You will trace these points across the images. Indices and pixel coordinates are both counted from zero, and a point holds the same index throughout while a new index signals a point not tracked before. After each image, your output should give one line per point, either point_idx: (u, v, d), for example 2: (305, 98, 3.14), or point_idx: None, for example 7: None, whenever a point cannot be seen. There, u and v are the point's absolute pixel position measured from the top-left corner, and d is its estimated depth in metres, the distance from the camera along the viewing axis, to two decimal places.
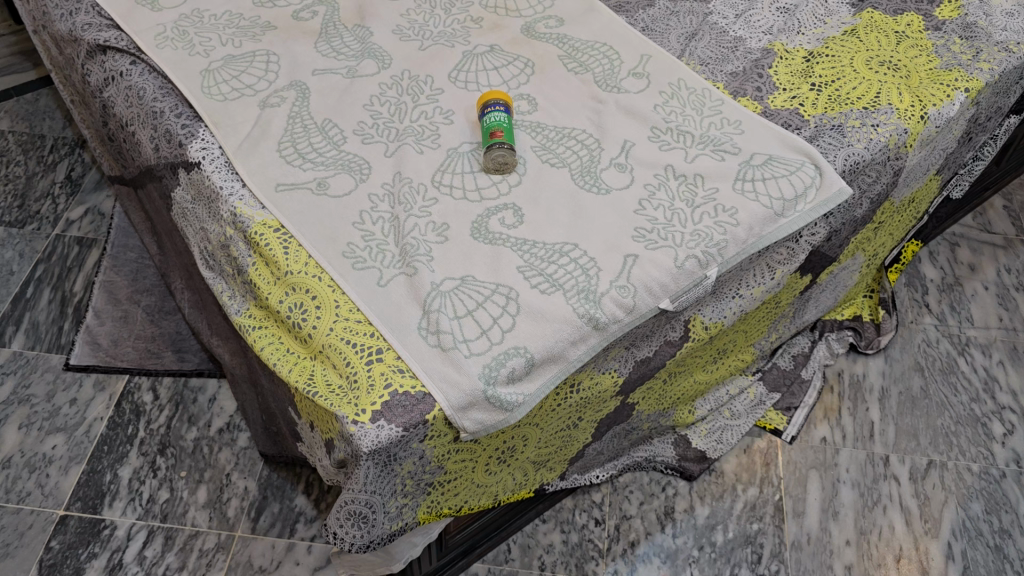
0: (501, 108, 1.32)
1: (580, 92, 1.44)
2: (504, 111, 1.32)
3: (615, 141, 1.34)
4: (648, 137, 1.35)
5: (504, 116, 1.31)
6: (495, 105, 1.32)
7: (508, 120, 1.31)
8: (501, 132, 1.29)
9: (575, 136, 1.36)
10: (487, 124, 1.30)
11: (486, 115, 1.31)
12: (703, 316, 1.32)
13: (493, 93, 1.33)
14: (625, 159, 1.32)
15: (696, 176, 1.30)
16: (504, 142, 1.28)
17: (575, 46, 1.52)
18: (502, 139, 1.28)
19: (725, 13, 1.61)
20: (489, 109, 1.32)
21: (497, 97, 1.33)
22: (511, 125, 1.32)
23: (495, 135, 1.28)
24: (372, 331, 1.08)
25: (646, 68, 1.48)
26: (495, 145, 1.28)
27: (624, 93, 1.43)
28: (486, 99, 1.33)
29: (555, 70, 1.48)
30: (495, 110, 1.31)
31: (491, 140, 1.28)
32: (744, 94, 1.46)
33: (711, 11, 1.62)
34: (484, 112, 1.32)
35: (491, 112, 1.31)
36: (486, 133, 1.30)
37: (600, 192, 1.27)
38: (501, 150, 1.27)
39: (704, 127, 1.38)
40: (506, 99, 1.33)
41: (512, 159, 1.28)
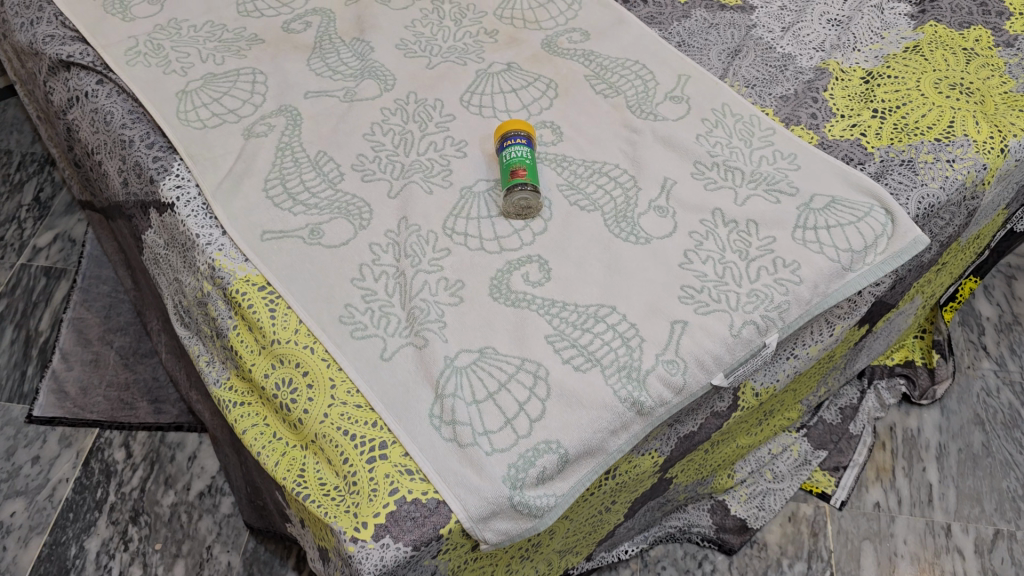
0: (522, 141, 1.14)
1: (611, 119, 1.26)
2: (526, 145, 1.14)
3: (654, 178, 1.17)
4: (692, 174, 1.18)
5: (527, 150, 1.13)
6: (515, 137, 1.14)
7: (531, 155, 1.13)
8: (523, 170, 1.10)
9: (607, 173, 1.18)
10: (507, 161, 1.12)
11: (506, 149, 1.13)
12: (754, 382, 1.15)
13: (513, 123, 1.15)
14: (666, 201, 1.14)
15: (749, 222, 1.12)
16: (527, 182, 1.09)
17: (603, 64, 1.34)
18: (526, 179, 1.10)
19: (770, 26, 1.44)
20: (508, 142, 1.14)
21: (518, 128, 1.15)
22: (534, 160, 1.14)
23: (516, 173, 1.10)
24: (374, 419, 0.91)
25: (685, 91, 1.30)
26: (517, 187, 1.09)
27: (661, 120, 1.25)
28: (504, 130, 1.15)
29: (582, 93, 1.30)
30: (516, 144, 1.13)
31: (512, 180, 1.09)
32: (797, 122, 1.28)
33: (755, 23, 1.44)
34: (503, 145, 1.14)
35: (511, 146, 1.13)
36: (505, 171, 1.12)
37: (639, 242, 1.09)
38: (524, 193, 1.09)
39: (754, 162, 1.21)
40: (527, 130, 1.15)
41: (537, 202, 1.10)
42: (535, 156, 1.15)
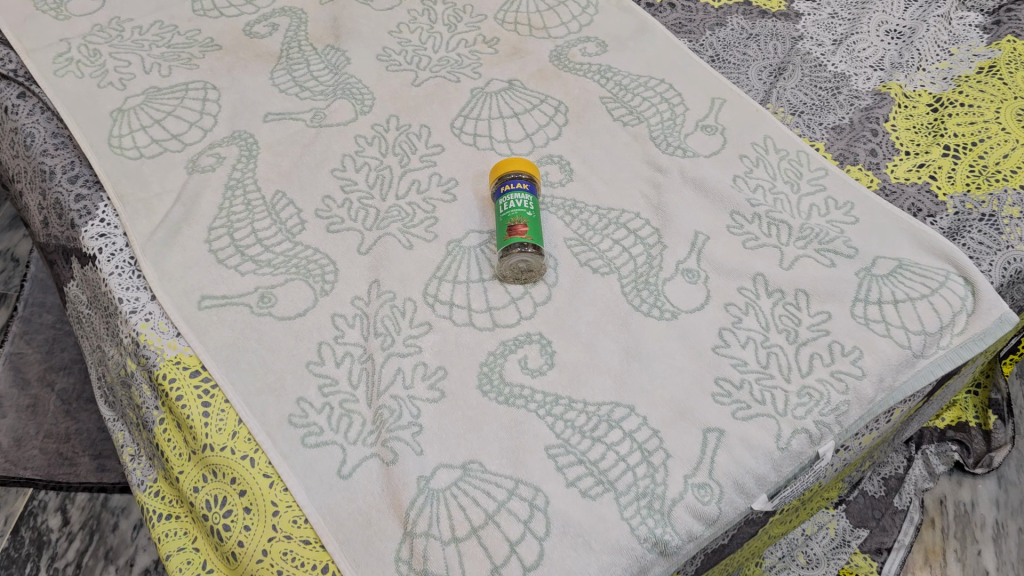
0: (523, 186, 0.93)
1: (631, 153, 1.05)
2: (527, 190, 0.93)
3: (682, 233, 0.96)
4: (727, 228, 0.97)
5: (528, 199, 0.92)
6: (515, 181, 0.94)
7: (533, 203, 0.93)
8: (524, 222, 0.90)
9: (625, 223, 0.97)
10: (504, 210, 0.91)
11: (503, 196, 0.93)
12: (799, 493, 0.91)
13: (512, 162, 0.95)
14: (697, 262, 0.94)
15: (797, 293, 0.91)
16: (528, 237, 0.88)
17: (622, 84, 1.13)
18: (527, 233, 0.89)
19: (819, 38, 1.22)
20: (507, 187, 0.93)
21: (518, 169, 0.94)
22: (537, 210, 0.93)
23: (514, 225, 0.89)
24: (325, 563, 0.72)
25: (719, 119, 1.09)
26: (516, 244, 0.89)
27: (691, 156, 1.04)
28: (502, 170, 0.95)
29: (596, 119, 1.09)
30: (516, 190, 0.93)
31: (510, 235, 0.89)
32: (853, 159, 1.07)
33: (801, 34, 1.23)
34: (500, 190, 0.94)
35: (510, 192, 0.93)
36: (501, 223, 0.91)
37: (663, 317, 0.89)
38: (524, 251, 0.88)
39: (803, 211, 1.00)
40: (530, 170, 0.95)
41: (539, 265, 0.89)
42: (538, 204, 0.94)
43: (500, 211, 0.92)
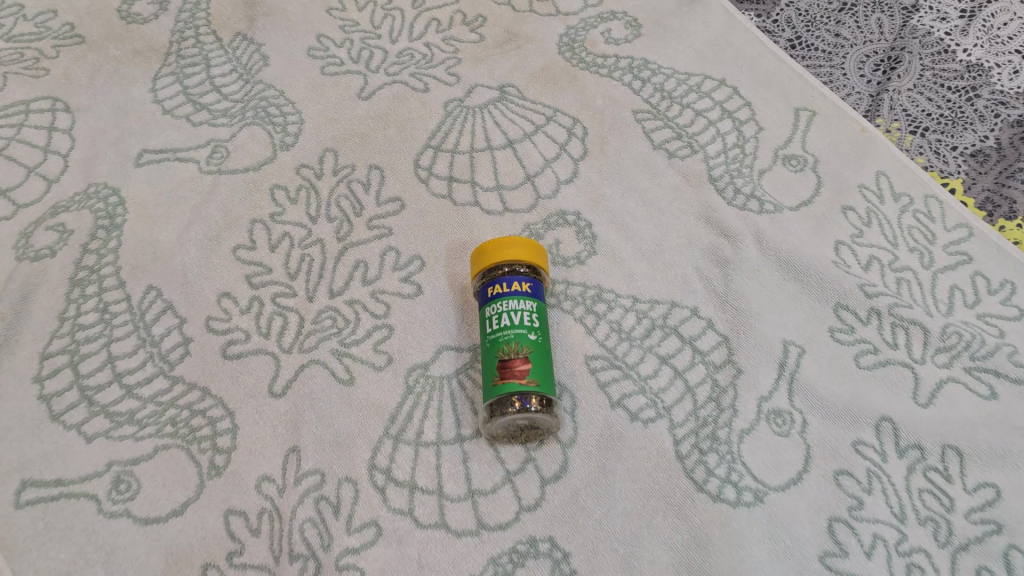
0: (522, 287, 0.60)
1: (680, 206, 0.71)
2: (529, 295, 0.60)
3: (764, 348, 0.64)
4: (828, 334, 0.65)
5: (528, 310, 0.59)
6: (510, 280, 0.60)
7: (540, 317, 0.60)
8: (525, 357, 0.57)
9: (676, 327, 0.65)
10: (493, 333, 0.59)
11: (491, 305, 0.60)
12: None
13: (503, 246, 0.61)
14: (789, 399, 0.62)
15: (944, 449, 0.60)
16: (533, 385, 0.56)
17: (663, 90, 0.78)
18: (529, 376, 0.56)
19: (944, 10, 0.84)
20: (497, 291, 0.60)
21: (515, 258, 0.61)
22: (545, 326, 0.60)
23: (509, 364, 0.57)
24: None
25: (808, 146, 0.75)
26: (513, 394, 0.56)
27: (770, 211, 0.70)
28: (489, 260, 0.61)
29: (627, 146, 0.75)
30: (511, 296, 0.59)
31: (503, 383, 0.56)
32: (1008, 207, 0.72)
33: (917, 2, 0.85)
34: (487, 295, 0.60)
35: (502, 299, 0.59)
36: (489, 355, 0.58)
37: (741, 502, 0.58)
38: (527, 407, 0.56)
39: (941, 300, 0.67)
40: (531, 258, 0.62)
41: (549, 422, 0.57)
42: (546, 312, 0.61)
43: (487, 332, 0.59)
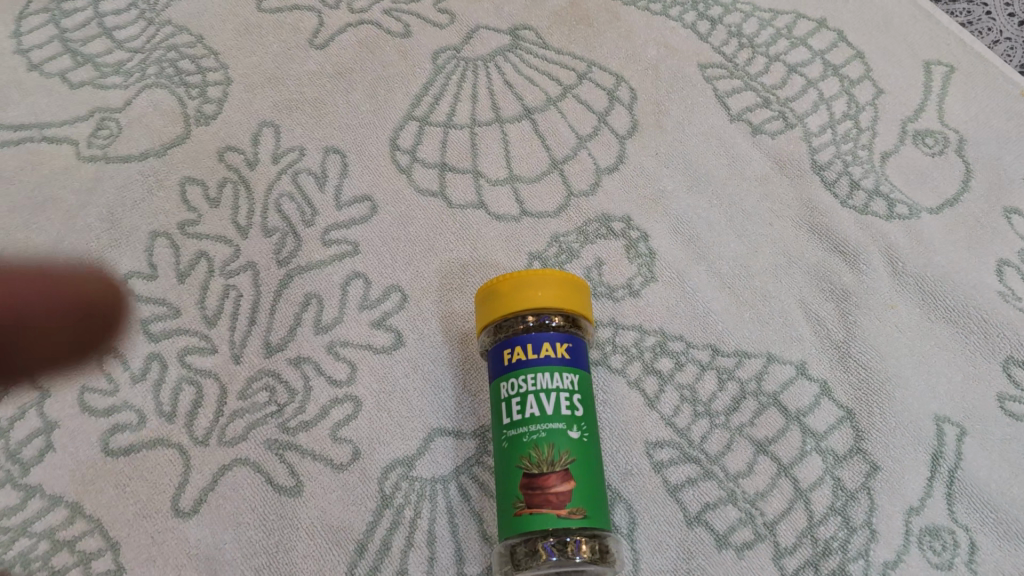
0: (557, 353, 0.39)
1: (771, 207, 0.50)
2: (567, 365, 0.39)
3: (908, 429, 0.43)
4: (996, 404, 0.44)
5: (567, 392, 0.38)
6: (537, 340, 0.39)
7: (584, 399, 0.39)
8: (566, 473, 0.37)
9: (776, 396, 0.45)
10: (513, 429, 0.38)
11: (509, 382, 0.38)
12: None
13: (525, 286, 0.39)
14: (948, 510, 0.42)
15: None
16: (577, 520, 0.36)
17: (742, 36, 0.56)
18: (572, 504, 0.36)
19: None
20: (517, 359, 0.39)
21: (543, 305, 0.39)
22: (592, 409, 0.39)
23: (540, 484, 0.36)
24: None
25: (947, 118, 0.53)
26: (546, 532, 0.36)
27: (903, 215, 0.50)
28: (503, 308, 0.40)
29: (694, 118, 0.53)
30: (540, 369, 0.38)
31: (531, 516, 0.36)
32: None
33: None
34: (502, 362, 0.39)
35: (526, 373, 0.38)
36: (507, 464, 0.38)
37: None
38: (569, 555, 0.36)
39: None
40: (568, 303, 0.40)
41: (602, 569, 0.38)
42: (592, 384, 0.40)
43: (502, 425, 0.38)
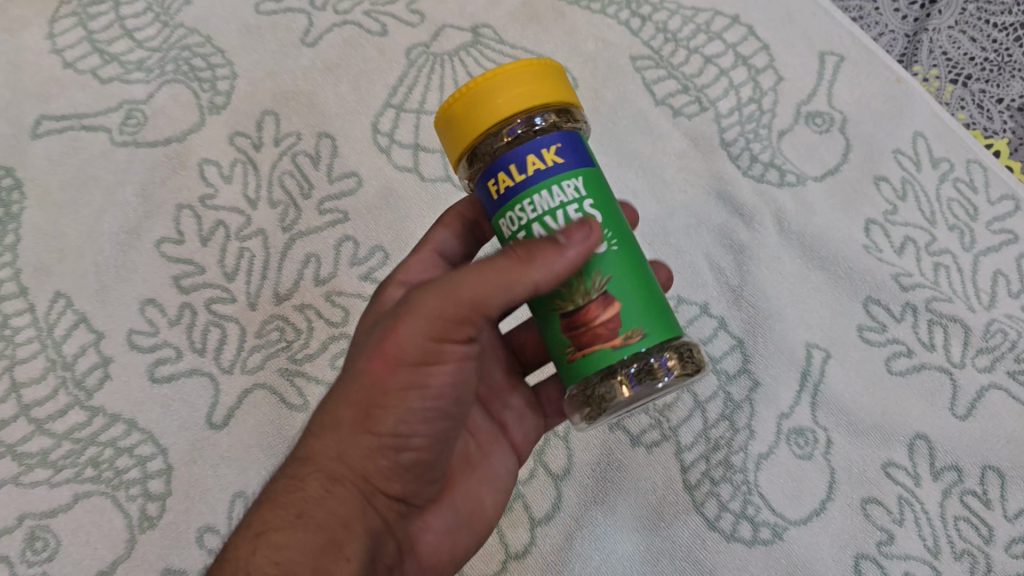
0: (548, 163, 0.36)
1: (685, 177, 0.61)
2: (564, 171, 0.36)
3: (784, 353, 0.55)
4: (857, 333, 0.56)
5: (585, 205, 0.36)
6: (519, 157, 0.36)
7: (594, 201, 0.36)
8: (608, 289, 0.36)
9: (684, 329, 0.56)
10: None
11: (506, 215, 0.36)
12: None
13: (494, 91, 0.36)
14: (812, 414, 0.54)
15: (985, 471, 0.52)
16: (639, 342, 0.36)
17: (668, 31, 0.67)
18: (623, 329, 0.36)
19: None
20: (507, 186, 0.36)
21: (524, 107, 0.36)
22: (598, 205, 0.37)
23: (583, 329, 0.36)
24: None
25: (834, 101, 0.65)
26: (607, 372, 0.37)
27: (792, 184, 0.61)
28: (480, 123, 0.36)
29: (624, 103, 0.64)
30: (535, 189, 0.35)
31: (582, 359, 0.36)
32: None
33: None
34: (489, 198, 0.37)
35: (522, 201, 0.36)
36: (544, 306, 0.37)
37: (757, 542, 0.50)
38: (633, 380, 0.36)
39: (983, 290, 0.58)
40: (544, 95, 0.37)
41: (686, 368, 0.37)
42: (596, 176, 0.37)
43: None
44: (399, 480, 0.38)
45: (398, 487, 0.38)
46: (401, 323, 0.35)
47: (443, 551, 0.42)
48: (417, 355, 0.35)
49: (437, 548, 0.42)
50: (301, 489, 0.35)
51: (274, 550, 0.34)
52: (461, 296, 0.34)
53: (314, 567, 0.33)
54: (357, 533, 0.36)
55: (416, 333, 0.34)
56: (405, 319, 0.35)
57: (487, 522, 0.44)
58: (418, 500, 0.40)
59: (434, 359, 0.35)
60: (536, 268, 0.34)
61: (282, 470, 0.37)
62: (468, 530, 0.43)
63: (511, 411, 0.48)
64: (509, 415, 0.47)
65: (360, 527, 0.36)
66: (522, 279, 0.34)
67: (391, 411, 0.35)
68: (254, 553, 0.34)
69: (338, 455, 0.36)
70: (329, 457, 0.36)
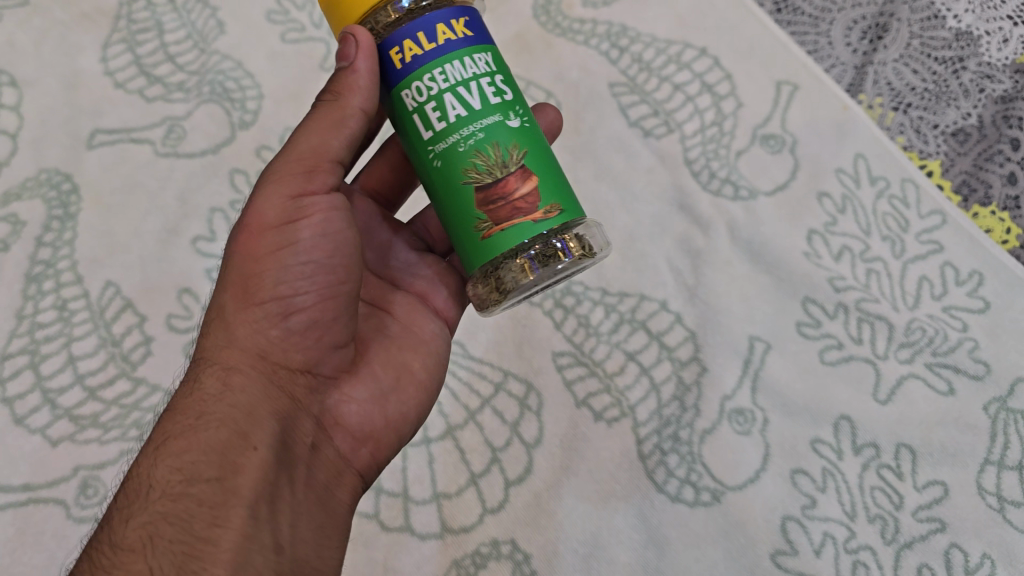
0: (458, 34, 0.44)
1: (653, 190, 0.70)
2: (469, 48, 0.45)
3: (731, 344, 0.64)
4: (795, 329, 0.65)
5: (490, 85, 0.45)
6: (424, 29, 0.44)
7: (496, 79, 0.45)
8: (521, 163, 0.45)
9: (645, 322, 0.65)
10: (444, 139, 0.44)
11: (414, 84, 0.44)
12: None
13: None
14: (752, 397, 0.62)
15: (898, 447, 0.61)
16: (556, 214, 0.45)
17: (642, 61, 0.75)
18: (542, 203, 0.45)
19: None
20: (412, 53, 0.44)
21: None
22: (505, 80, 0.46)
23: (502, 200, 0.44)
24: None
25: (788, 124, 0.73)
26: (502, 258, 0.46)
27: (745, 198, 0.70)
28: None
29: (602, 124, 0.73)
30: (447, 59, 0.44)
31: (503, 231, 0.44)
32: (984, 191, 0.71)
33: None
34: (391, 67, 0.44)
35: (431, 75, 0.44)
36: (456, 180, 0.44)
37: (699, 503, 0.59)
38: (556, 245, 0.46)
39: (909, 293, 0.66)
40: None
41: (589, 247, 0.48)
42: (496, 53, 0.47)
43: (424, 141, 0.45)
44: (297, 349, 0.46)
45: (297, 357, 0.46)
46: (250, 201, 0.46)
47: (374, 415, 0.50)
48: (278, 216, 0.45)
49: (368, 415, 0.50)
50: (201, 388, 0.44)
51: (180, 454, 0.41)
52: (304, 150, 0.46)
53: (220, 463, 0.41)
54: (263, 418, 0.43)
55: (274, 199, 0.45)
56: (262, 198, 0.45)
57: (418, 383, 0.53)
58: (325, 371, 0.48)
59: (296, 216, 0.45)
60: (368, 67, 0.44)
61: (184, 383, 0.45)
62: (398, 395, 0.51)
63: (424, 281, 0.58)
64: (415, 314, 0.55)
65: (265, 413, 0.44)
66: (347, 109, 0.46)
67: (266, 275, 0.45)
68: (160, 459, 0.42)
69: (231, 346, 0.45)
70: (225, 349, 0.45)
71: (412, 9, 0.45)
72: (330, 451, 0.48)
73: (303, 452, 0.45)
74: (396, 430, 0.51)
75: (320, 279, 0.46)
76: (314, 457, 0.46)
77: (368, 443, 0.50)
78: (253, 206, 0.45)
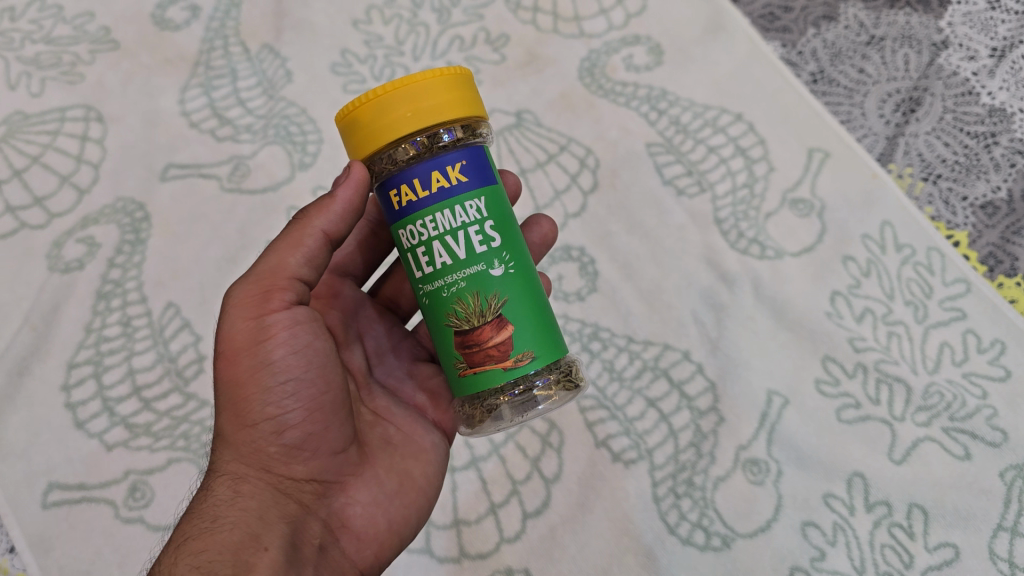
0: (453, 180, 0.48)
1: (684, 246, 0.73)
2: (455, 196, 0.48)
3: (750, 396, 0.67)
4: (815, 385, 0.67)
5: (474, 235, 0.48)
6: (413, 178, 0.47)
7: (486, 221, 0.49)
8: (499, 312, 0.48)
9: (667, 370, 0.68)
10: (432, 280, 0.49)
11: (408, 227, 0.48)
12: None
13: (386, 110, 0.46)
14: (768, 447, 0.65)
15: (910, 507, 0.62)
16: (527, 364, 0.48)
17: (679, 123, 0.77)
18: (514, 352, 0.48)
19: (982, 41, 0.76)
20: (405, 200, 0.48)
21: (408, 121, 0.47)
22: (494, 225, 0.49)
23: (477, 346, 0.48)
24: None
25: (817, 189, 0.74)
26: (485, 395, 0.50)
27: (771, 257, 0.72)
28: (379, 132, 0.47)
29: (638, 180, 0.76)
30: (435, 209, 0.47)
31: (476, 373, 0.48)
32: (1010, 263, 0.70)
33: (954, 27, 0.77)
34: (391, 208, 0.49)
35: (419, 224, 0.48)
36: (439, 320, 0.49)
37: (709, 547, 0.62)
38: (537, 385, 0.50)
39: (930, 357, 0.67)
40: (430, 112, 0.47)
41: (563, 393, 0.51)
42: (493, 194, 0.49)
43: (416, 278, 0.49)
44: (297, 462, 0.49)
45: (298, 469, 0.49)
46: (220, 328, 0.49)
47: (378, 518, 0.52)
48: (249, 339, 0.48)
49: (371, 517, 0.52)
50: (213, 498, 0.47)
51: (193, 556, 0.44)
52: (265, 272, 0.49)
53: (234, 562, 0.44)
54: (267, 524, 0.47)
55: (241, 322, 0.48)
56: (231, 323, 0.48)
57: (418, 489, 0.55)
58: (326, 478, 0.51)
59: (264, 336, 0.48)
60: (345, 196, 0.49)
61: (196, 494, 0.48)
62: (401, 498, 0.54)
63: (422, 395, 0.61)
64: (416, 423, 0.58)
65: (274, 517, 0.47)
66: (309, 229, 0.49)
67: (252, 398, 0.48)
68: (180, 557, 0.45)
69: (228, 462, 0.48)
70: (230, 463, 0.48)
71: (434, 146, 0.48)
72: (337, 553, 0.51)
73: (310, 554, 0.48)
74: (400, 532, 0.53)
75: (303, 394, 0.48)
76: (319, 558, 0.49)
77: (373, 544, 0.52)
78: (224, 333, 0.48)
